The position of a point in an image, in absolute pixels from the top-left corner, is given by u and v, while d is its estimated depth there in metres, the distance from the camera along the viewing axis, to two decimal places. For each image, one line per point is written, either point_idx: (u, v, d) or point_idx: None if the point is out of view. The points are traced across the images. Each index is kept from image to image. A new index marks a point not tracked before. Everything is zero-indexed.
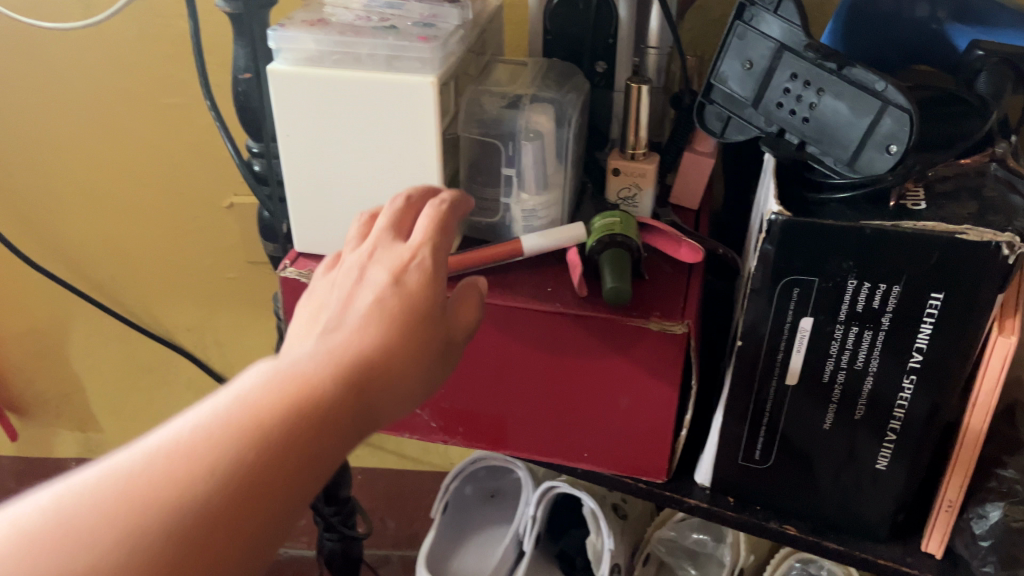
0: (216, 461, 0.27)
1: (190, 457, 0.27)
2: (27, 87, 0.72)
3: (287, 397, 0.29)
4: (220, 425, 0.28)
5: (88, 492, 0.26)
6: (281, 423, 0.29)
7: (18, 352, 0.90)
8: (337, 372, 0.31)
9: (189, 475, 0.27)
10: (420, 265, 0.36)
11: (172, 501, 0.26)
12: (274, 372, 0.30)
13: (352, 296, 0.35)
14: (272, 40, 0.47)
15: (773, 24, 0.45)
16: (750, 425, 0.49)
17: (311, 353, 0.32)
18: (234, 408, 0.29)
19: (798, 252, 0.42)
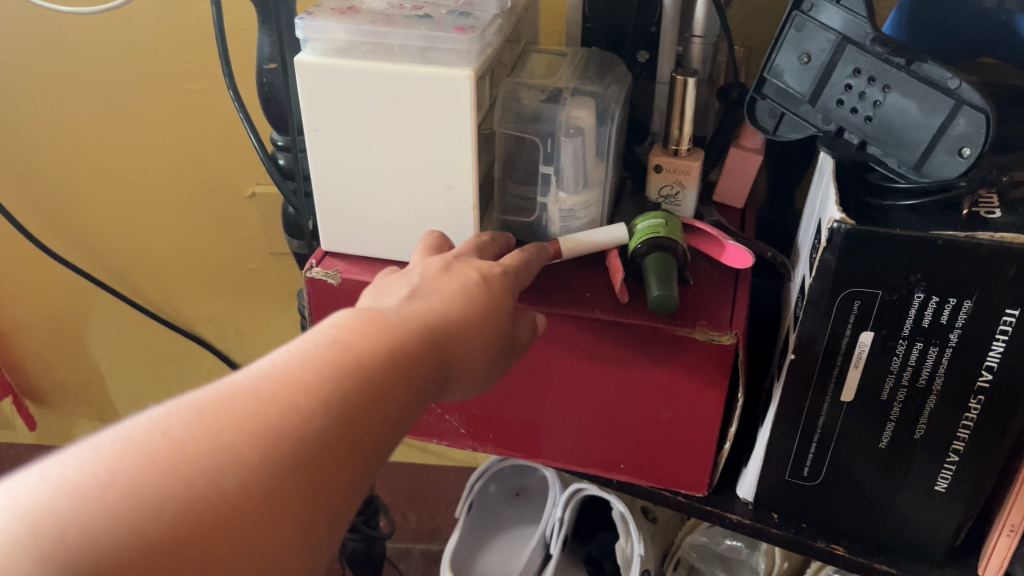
0: (329, 385, 0.30)
1: (300, 383, 0.29)
2: (45, 72, 0.70)
3: (386, 338, 0.32)
4: (325, 355, 0.31)
5: (205, 412, 0.28)
6: (381, 361, 0.31)
7: (36, 341, 0.88)
8: (424, 324, 0.34)
9: (311, 389, 0.29)
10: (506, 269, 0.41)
11: (287, 424, 0.28)
12: (366, 315, 0.33)
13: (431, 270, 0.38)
14: (300, 28, 0.44)
15: (835, 15, 0.42)
16: (800, 441, 0.46)
17: (397, 307, 0.35)
18: (336, 338, 0.31)
19: (861, 263, 0.39)
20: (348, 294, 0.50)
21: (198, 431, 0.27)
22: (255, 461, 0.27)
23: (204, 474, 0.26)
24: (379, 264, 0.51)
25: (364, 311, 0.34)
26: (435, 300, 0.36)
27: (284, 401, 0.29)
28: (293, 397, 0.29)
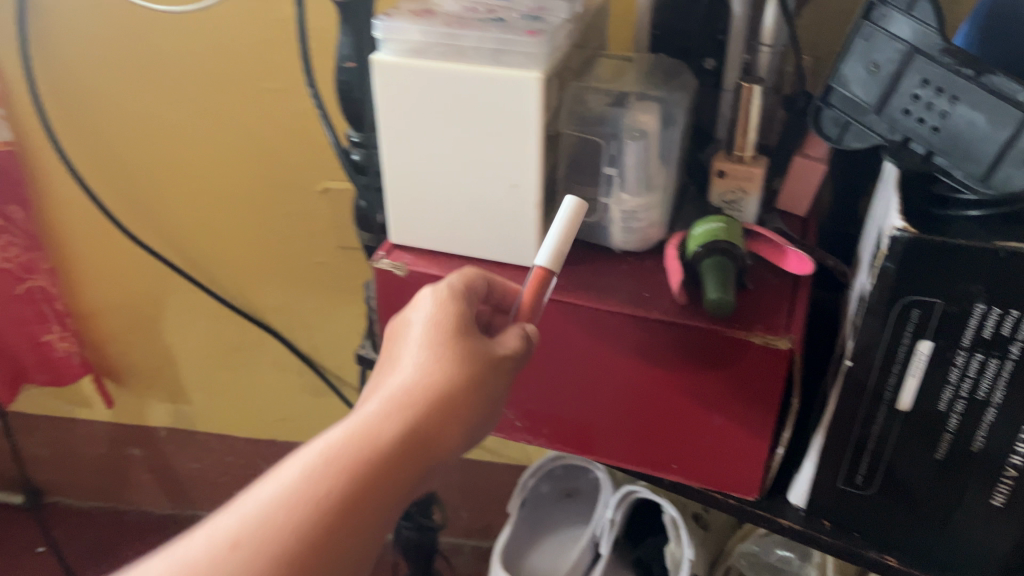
0: (341, 488, 0.37)
1: (326, 488, 0.37)
2: (135, 69, 0.74)
3: (371, 456, 0.38)
4: (334, 473, 0.37)
5: (274, 501, 0.36)
6: (374, 469, 0.38)
7: (115, 324, 0.93)
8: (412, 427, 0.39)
9: (308, 501, 0.36)
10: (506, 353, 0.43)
11: (337, 504, 0.37)
12: (359, 433, 0.38)
13: (427, 361, 0.41)
14: (377, 30, 0.46)
15: (905, 25, 0.42)
16: (854, 449, 0.46)
17: (382, 413, 0.39)
18: (322, 455, 0.38)
19: (920, 272, 0.39)
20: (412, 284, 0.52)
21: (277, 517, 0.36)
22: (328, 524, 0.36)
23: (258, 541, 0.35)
24: (443, 259, 0.53)
25: (358, 422, 0.39)
26: (421, 395, 0.40)
27: (319, 500, 0.36)
28: (324, 496, 0.37)
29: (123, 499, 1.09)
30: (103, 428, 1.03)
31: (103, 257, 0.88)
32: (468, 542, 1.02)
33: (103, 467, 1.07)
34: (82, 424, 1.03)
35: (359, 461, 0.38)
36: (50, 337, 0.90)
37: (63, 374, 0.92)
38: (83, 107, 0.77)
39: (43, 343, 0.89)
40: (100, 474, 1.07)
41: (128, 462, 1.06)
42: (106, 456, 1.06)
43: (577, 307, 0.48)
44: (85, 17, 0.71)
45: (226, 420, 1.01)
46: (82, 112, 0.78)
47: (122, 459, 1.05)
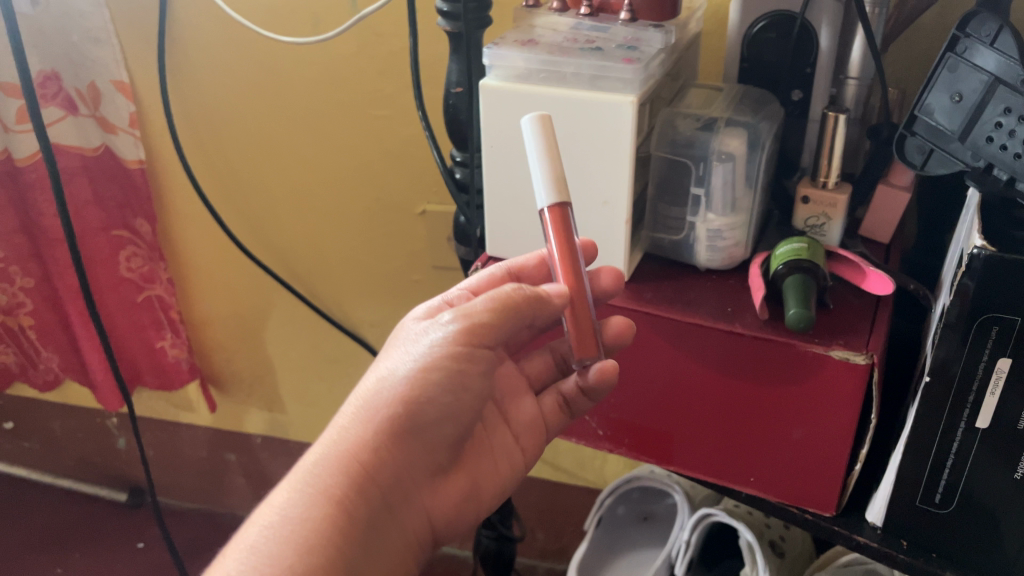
0: (318, 512, 0.40)
1: (299, 514, 0.40)
2: (258, 96, 0.81)
3: (342, 467, 0.41)
4: (309, 498, 0.41)
5: (260, 542, 0.39)
6: (345, 480, 0.41)
7: (222, 332, 1.00)
8: (380, 429, 0.42)
9: (301, 524, 0.40)
10: (476, 317, 0.43)
11: (317, 526, 0.40)
12: (330, 451, 0.42)
13: (387, 365, 0.44)
14: (486, 57, 0.51)
15: (989, 57, 0.44)
16: (933, 466, 0.47)
17: (352, 429, 0.42)
18: (309, 482, 0.41)
19: (998, 291, 0.41)
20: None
21: (260, 550, 0.39)
22: (314, 548, 0.39)
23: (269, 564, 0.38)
24: None
25: (329, 440, 0.43)
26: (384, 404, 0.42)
27: (293, 531, 0.40)
28: (296, 525, 0.40)
29: (218, 502, 1.15)
30: (204, 432, 1.10)
31: (217, 269, 0.95)
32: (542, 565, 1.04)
33: (202, 470, 1.14)
34: (185, 428, 1.10)
35: (327, 482, 0.41)
36: (163, 343, 0.97)
37: (173, 378, 1.00)
38: (210, 130, 0.85)
39: (158, 348, 0.97)
40: (199, 476, 1.14)
41: (225, 466, 1.13)
42: (206, 459, 1.13)
43: (661, 319, 0.51)
44: (217, 48, 0.79)
45: (318, 431, 1.06)
46: (209, 135, 0.85)
47: (219, 463, 1.13)
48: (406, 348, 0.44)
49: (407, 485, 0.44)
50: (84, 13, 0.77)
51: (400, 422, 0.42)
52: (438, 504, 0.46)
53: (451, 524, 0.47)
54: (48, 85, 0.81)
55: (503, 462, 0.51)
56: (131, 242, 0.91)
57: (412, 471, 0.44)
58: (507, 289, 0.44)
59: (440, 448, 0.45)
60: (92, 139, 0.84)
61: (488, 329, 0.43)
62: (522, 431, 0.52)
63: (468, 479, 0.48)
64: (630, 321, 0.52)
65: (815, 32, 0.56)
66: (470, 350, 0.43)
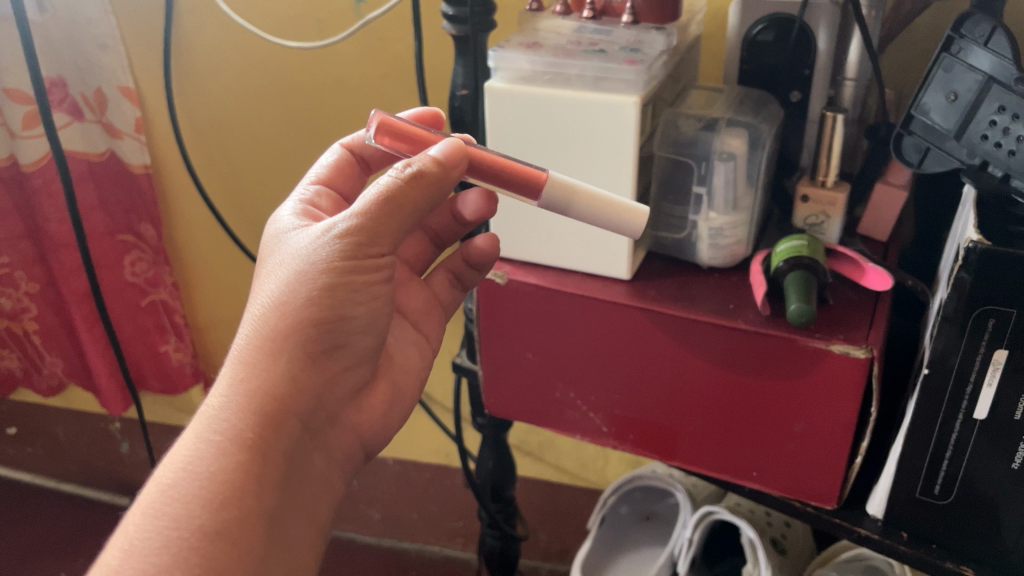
0: (229, 458, 0.39)
1: (209, 466, 0.39)
2: (264, 100, 0.82)
3: (249, 407, 0.40)
4: (219, 448, 0.40)
5: (168, 497, 0.38)
6: (256, 419, 0.40)
7: (226, 335, 1.02)
8: (283, 358, 0.41)
9: (212, 476, 0.39)
10: (366, 216, 0.41)
11: (230, 475, 0.39)
12: (233, 392, 0.41)
13: (274, 285, 0.42)
14: (492, 59, 0.52)
15: (983, 57, 0.45)
16: (932, 458, 0.48)
17: (251, 359, 0.41)
18: (212, 427, 0.40)
19: (995, 284, 0.42)
20: (516, 290, 0.57)
21: (168, 512, 0.38)
22: (231, 496, 0.39)
23: (182, 525, 0.38)
24: (540, 270, 0.58)
25: (229, 382, 0.41)
26: (280, 327, 0.41)
27: (202, 485, 0.39)
28: (206, 480, 0.39)
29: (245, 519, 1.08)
30: None
31: (220, 273, 0.97)
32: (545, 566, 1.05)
33: None
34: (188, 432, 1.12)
35: (235, 427, 0.40)
36: (167, 347, 0.99)
37: (177, 381, 1.02)
38: (216, 134, 0.86)
39: (161, 353, 0.98)
40: None
41: None
42: None
43: (665, 316, 0.52)
44: (224, 54, 0.81)
45: None
46: (214, 139, 0.87)
47: None
48: (292, 261, 0.42)
49: (325, 407, 0.44)
50: (91, 19, 0.78)
51: (304, 345, 0.42)
52: (364, 419, 0.48)
53: (379, 436, 0.49)
54: (55, 91, 0.82)
55: (411, 351, 0.54)
56: (136, 247, 0.92)
57: (330, 392, 0.44)
58: (390, 180, 0.41)
59: (352, 365, 0.46)
60: (98, 145, 0.85)
61: (384, 230, 0.42)
62: (418, 317, 0.55)
63: (388, 388, 0.50)
64: (632, 318, 0.53)
65: (813, 34, 0.57)
66: (364, 254, 0.42)
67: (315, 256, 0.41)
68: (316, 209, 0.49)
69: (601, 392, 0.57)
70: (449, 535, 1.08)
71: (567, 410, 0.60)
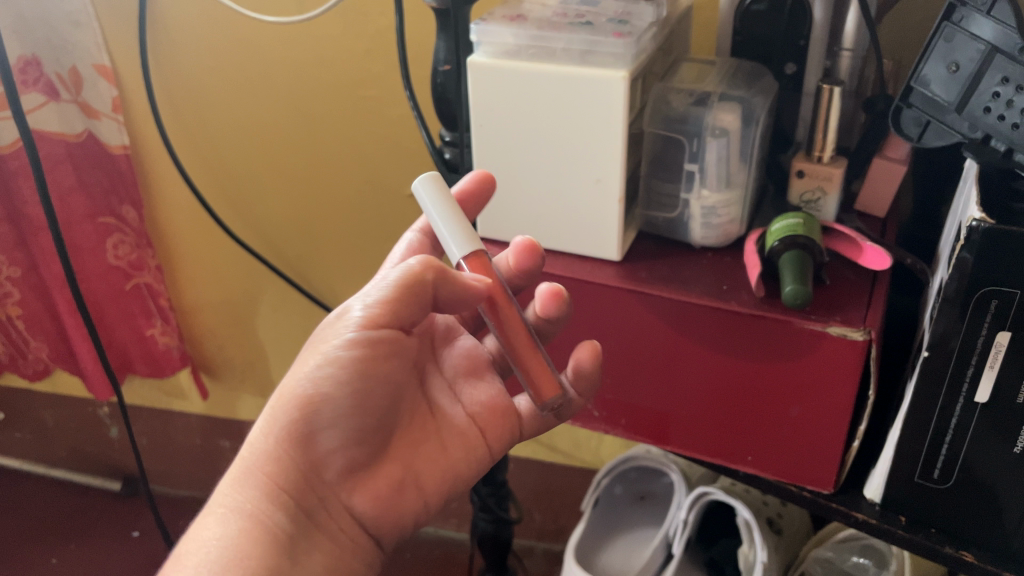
0: (231, 528, 0.42)
1: (214, 537, 0.42)
2: (244, 77, 0.80)
3: (251, 483, 0.43)
4: (224, 518, 0.43)
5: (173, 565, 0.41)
6: (257, 492, 0.43)
7: (213, 318, 1.01)
8: (283, 437, 0.43)
9: (212, 542, 0.42)
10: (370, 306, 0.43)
11: (226, 544, 0.41)
12: (241, 467, 0.44)
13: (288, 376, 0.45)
14: (473, 33, 0.50)
15: (985, 25, 0.43)
16: (931, 442, 0.46)
17: (259, 439, 0.44)
18: (224, 502, 0.43)
19: (997, 263, 0.40)
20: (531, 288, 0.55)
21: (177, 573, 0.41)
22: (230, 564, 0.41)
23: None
24: None
25: (239, 459, 0.44)
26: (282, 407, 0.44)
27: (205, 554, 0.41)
28: (209, 548, 0.41)
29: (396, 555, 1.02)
30: (197, 419, 1.11)
31: (205, 254, 0.95)
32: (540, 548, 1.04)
33: (196, 457, 1.14)
34: (177, 415, 1.11)
35: (238, 498, 0.43)
36: (153, 331, 0.97)
37: (164, 366, 1.00)
38: (196, 112, 0.84)
39: (147, 337, 0.97)
40: (193, 464, 1.14)
41: (218, 453, 1.13)
42: (200, 446, 1.13)
43: (657, 298, 0.50)
44: (201, 30, 0.78)
45: None
46: (193, 116, 0.84)
47: (213, 451, 1.13)
48: (312, 351, 0.44)
49: (317, 486, 0.44)
50: None
51: (297, 427, 0.43)
52: (363, 502, 0.45)
53: (385, 521, 0.46)
54: (29, 71, 0.78)
55: (455, 444, 0.49)
56: (118, 230, 0.90)
57: (326, 469, 0.45)
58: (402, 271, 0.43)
59: (351, 450, 0.45)
60: (75, 125, 0.82)
61: (386, 312, 0.43)
62: (479, 413, 0.50)
63: (399, 469, 0.47)
64: (624, 301, 0.52)
65: (808, 3, 0.55)
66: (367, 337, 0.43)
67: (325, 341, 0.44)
68: None
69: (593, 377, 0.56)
70: (443, 515, 1.06)
71: None
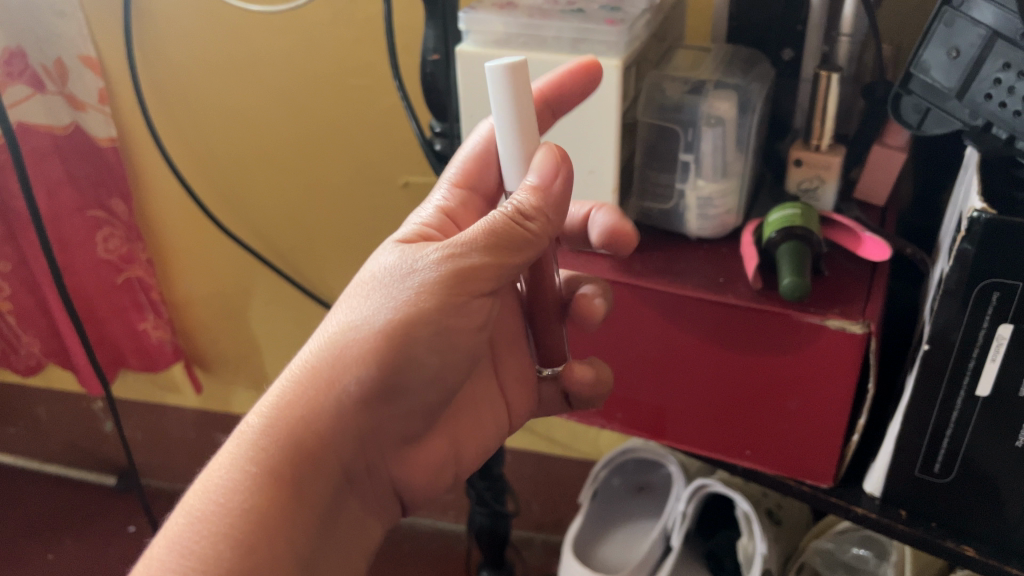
0: (269, 497, 0.37)
1: (241, 501, 0.37)
2: (232, 67, 0.79)
3: (295, 440, 0.38)
4: (254, 480, 0.37)
5: (195, 526, 0.36)
6: (301, 456, 0.38)
7: (207, 311, 1.00)
8: (345, 396, 0.39)
9: (254, 514, 0.37)
10: (465, 255, 0.39)
11: (260, 518, 0.37)
12: (279, 415, 0.38)
13: (360, 309, 0.39)
14: (462, 21, 0.49)
15: (988, 10, 0.42)
16: (931, 436, 0.46)
17: (314, 392, 0.39)
18: (266, 463, 0.38)
19: (1000, 254, 0.39)
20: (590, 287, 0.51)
21: (194, 551, 0.36)
22: (258, 535, 0.37)
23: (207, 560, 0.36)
24: None
25: (273, 404, 0.39)
26: (348, 355, 0.39)
27: (234, 524, 0.36)
28: (238, 517, 0.36)
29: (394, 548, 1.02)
30: (191, 413, 1.10)
31: (196, 246, 0.94)
32: (539, 539, 1.04)
33: (191, 450, 1.13)
34: (172, 410, 1.10)
35: (274, 460, 0.38)
36: (146, 325, 0.96)
37: (157, 360, 0.99)
38: (183, 101, 0.82)
39: (140, 331, 0.96)
40: (189, 457, 1.14)
41: (214, 447, 1.12)
42: (195, 439, 1.12)
43: (651, 290, 0.49)
44: (187, 19, 0.77)
45: None
46: (180, 106, 0.83)
47: (208, 445, 1.12)
48: (383, 288, 0.39)
49: (370, 456, 0.42)
50: None
51: (372, 385, 0.39)
52: (405, 473, 0.45)
53: (423, 491, 0.46)
54: (14, 63, 0.77)
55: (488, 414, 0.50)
56: (107, 223, 0.88)
57: (374, 443, 0.42)
58: (498, 215, 0.39)
59: (413, 417, 0.43)
60: (62, 117, 0.81)
61: (484, 262, 0.39)
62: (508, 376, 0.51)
63: (446, 443, 0.47)
64: (619, 295, 0.51)
65: None
66: (464, 294, 0.39)
67: (407, 286, 0.39)
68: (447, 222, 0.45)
69: None
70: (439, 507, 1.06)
71: None
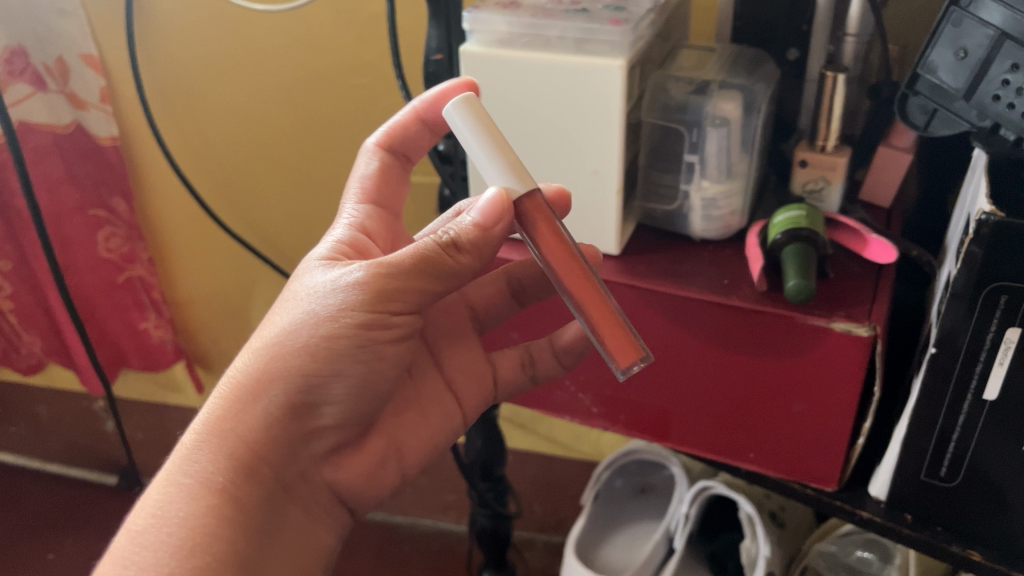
0: (203, 504, 0.39)
1: (177, 510, 0.39)
2: (234, 65, 0.78)
3: (226, 451, 0.40)
4: (189, 490, 0.39)
5: (135, 535, 0.38)
6: (228, 464, 0.40)
7: (208, 311, 1.00)
8: (272, 409, 0.41)
9: (188, 523, 0.38)
10: (393, 272, 0.39)
11: (197, 524, 0.39)
12: (211, 429, 0.41)
13: (285, 325, 0.41)
14: (466, 21, 0.49)
15: (996, 11, 0.41)
16: (937, 440, 0.45)
17: (240, 407, 0.41)
18: (203, 475, 0.40)
19: (1007, 257, 0.39)
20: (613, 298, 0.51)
21: (135, 561, 0.37)
22: (195, 545, 0.38)
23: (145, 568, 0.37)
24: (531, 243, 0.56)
25: (208, 418, 0.41)
26: (272, 369, 0.40)
27: (172, 530, 0.38)
28: (176, 524, 0.38)
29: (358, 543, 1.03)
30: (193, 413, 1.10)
31: (198, 246, 0.94)
32: None
33: None
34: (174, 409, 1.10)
35: (206, 469, 0.40)
36: (146, 324, 0.96)
37: (158, 360, 1.00)
38: (185, 100, 0.82)
39: (141, 330, 0.96)
40: None
41: None
42: None
43: (656, 292, 0.49)
44: (188, 17, 0.76)
45: None
46: (182, 104, 0.83)
47: None
48: (305, 305, 0.41)
49: (304, 461, 0.43)
50: None
51: (294, 395, 0.41)
52: (342, 477, 0.45)
53: (362, 494, 0.46)
54: (15, 61, 0.76)
55: (434, 412, 0.50)
56: (108, 222, 0.88)
57: (306, 449, 0.43)
58: (431, 242, 0.39)
59: (347, 425, 0.44)
60: (63, 116, 0.80)
61: (408, 282, 0.39)
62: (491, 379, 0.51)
63: (384, 441, 0.47)
64: (623, 296, 0.50)
65: None
66: (386, 312, 0.40)
67: (328, 303, 0.40)
68: (366, 236, 0.47)
69: (592, 373, 0.55)
70: (441, 508, 1.06)
71: (555, 391, 0.57)
